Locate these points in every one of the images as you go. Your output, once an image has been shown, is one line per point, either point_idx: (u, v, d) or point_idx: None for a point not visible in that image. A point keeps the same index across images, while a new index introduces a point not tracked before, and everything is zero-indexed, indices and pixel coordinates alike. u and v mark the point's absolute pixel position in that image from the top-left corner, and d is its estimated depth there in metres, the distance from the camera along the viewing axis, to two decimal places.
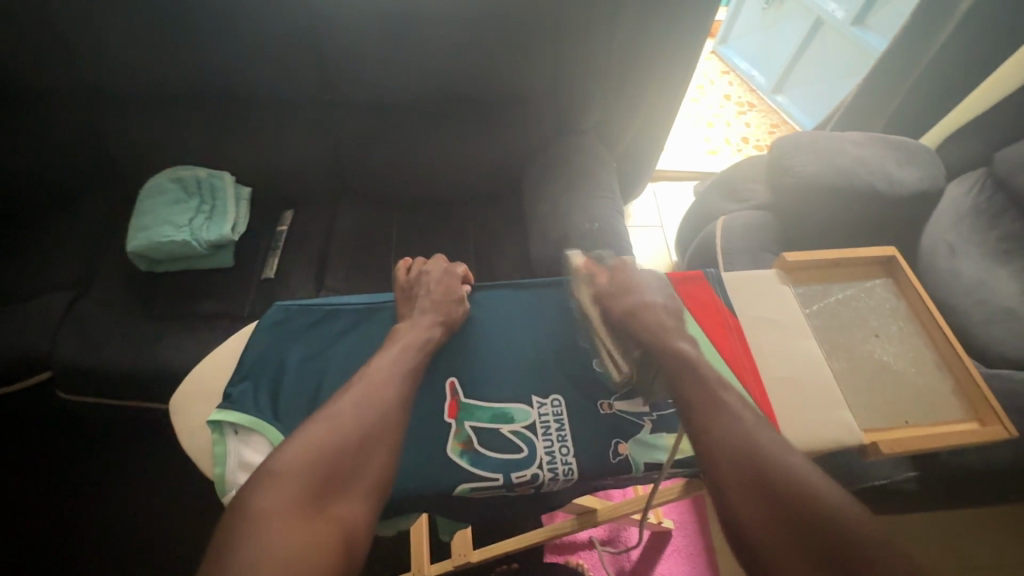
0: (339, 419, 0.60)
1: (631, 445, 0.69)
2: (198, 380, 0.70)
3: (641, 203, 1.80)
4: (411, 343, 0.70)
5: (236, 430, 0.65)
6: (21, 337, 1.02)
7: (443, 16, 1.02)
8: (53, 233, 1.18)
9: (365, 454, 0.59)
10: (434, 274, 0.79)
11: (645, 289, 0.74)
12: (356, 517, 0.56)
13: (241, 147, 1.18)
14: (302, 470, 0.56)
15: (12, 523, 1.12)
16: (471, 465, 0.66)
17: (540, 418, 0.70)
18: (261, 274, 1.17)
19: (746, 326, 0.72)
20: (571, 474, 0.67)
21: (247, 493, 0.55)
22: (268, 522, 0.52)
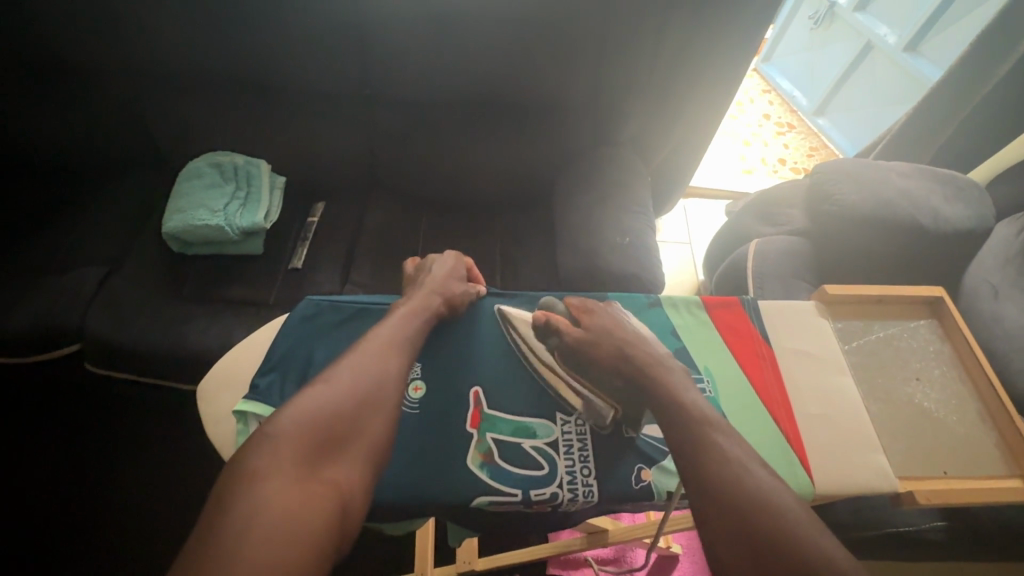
0: (335, 383, 0.59)
1: (654, 471, 0.67)
2: (226, 369, 0.71)
3: (671, 219, 1.77)
4: (410, 316, 0.70)
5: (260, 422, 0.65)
6: (54, 308, 1.04)
7: (491, 19, 1.02)
8: (94, 209, 1.21)
9: (361, 418, 0.58)
10: (447, 263, 0.81)
11: (623, 330, 0.70)
12: (352, 482, 0.54)
13: (280, 137, 1.20)
14: (298, 432, 0.55)
15: (31, 489, 1.15)
16: (490, 478, 0.65)
17: (563, 436, 0.69)
18: (289, 264, 1.17)
19: (780, 357, 0.70)
20: (591, 496, 0.66)
21: (241, 454, 0.52)
22: (262, 481, 0.50)
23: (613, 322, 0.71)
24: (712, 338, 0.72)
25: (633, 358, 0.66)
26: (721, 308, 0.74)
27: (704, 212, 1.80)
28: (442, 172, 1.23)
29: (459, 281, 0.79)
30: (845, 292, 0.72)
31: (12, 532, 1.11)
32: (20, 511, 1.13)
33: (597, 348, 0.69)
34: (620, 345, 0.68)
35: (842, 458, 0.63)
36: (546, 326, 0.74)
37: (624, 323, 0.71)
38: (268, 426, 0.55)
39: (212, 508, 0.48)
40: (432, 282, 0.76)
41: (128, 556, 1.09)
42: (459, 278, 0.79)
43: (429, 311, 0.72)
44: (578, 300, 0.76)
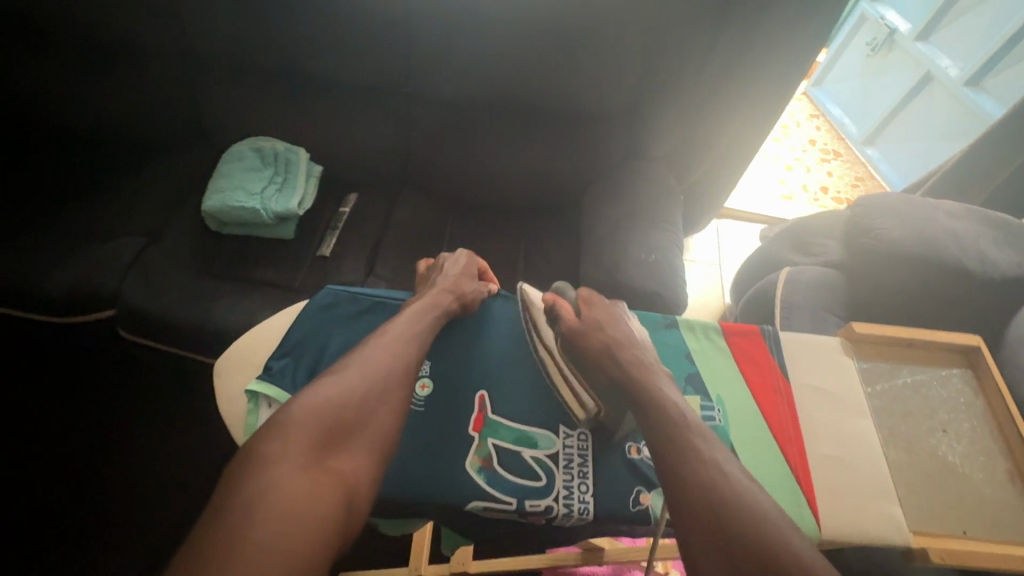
0: (344, 376, 0.61)
1: (654, 496, 0.66)
2: (244, 350, 0.73)
3: (702, 240, 1.74)
4: (420, 311, 0.71)
5: (270, 404, 0.67)
6: (93, 274, 1.09)
7: (535, 26, 1.03)
8: (139, 184, 1.26)
9: (367, 408, 0.59)
10: (463, 262, 0.83)
11: (614, 329, 0.69)
12: (359, 472, 0.55)
13: (321, 128, 1.23)
14: (309, 421, 0.56)
15: (56, 443, 1.21)
16: (486, 484, 0.65)
17: (564, 450, 0.68)
18: (318, 251, 1.20)
19: (798, 392, 0.67)
20: (587, 514, 0.64)
21: (255, 442, 0.54)
22: (271, 465, 0.51)
23: (611, 322, 0.71)
24: (722, 361, 0.70)
25: (621, 359, 0.65)
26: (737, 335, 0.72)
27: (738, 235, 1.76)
28: (474, 174, 1.24)
29: (472, 279, 0.80)
30: (876, 333, 0.70)
31: (34, 485, 1.16)
32: (43, 466, 1.18)
33: (588, 341, 0.69)
34: (609, 346, 0.67)
35: (853, 504, 0.60)
36: (553, 310, 0.76)
37: (621, 320, 0.71)
38: (278, 414, 0.56)
39: (224, 487, 0.49)
40: (445, 280, 0.78)
41: (139, 520, 1.14)
42: (471, 279, 0.80)
43: (439, 306, 0.73)
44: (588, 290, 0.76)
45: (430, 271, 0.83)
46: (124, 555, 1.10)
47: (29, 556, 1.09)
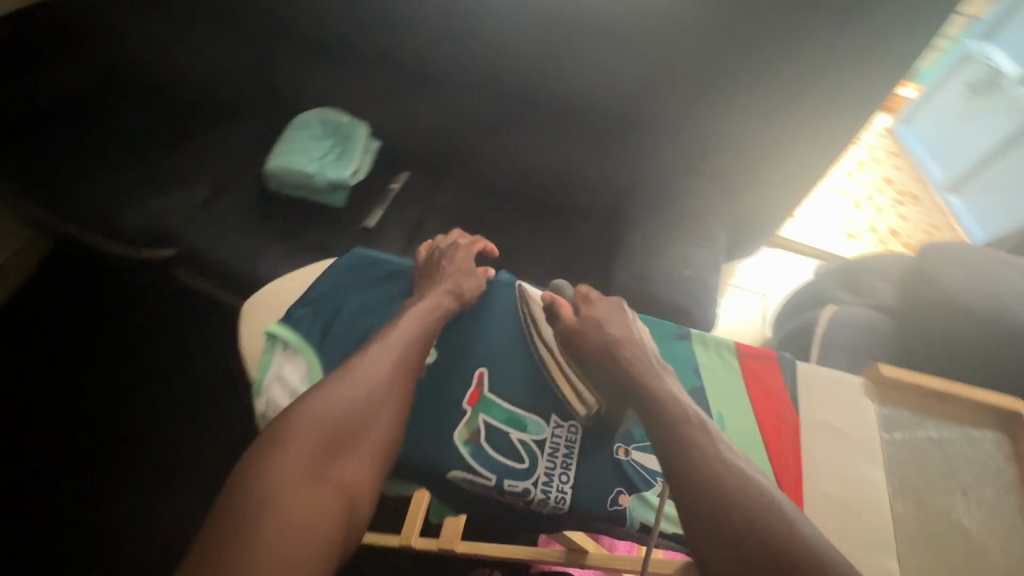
0: (346, 384, 0.59)
1: (633, 499, 0.66)
2: (271, 295, 0.78)
3: (750, 268, 1.67)
4: (425, 315, 0.70)
5: (284, 347, 0.71)
6: (162, 214, 1.19)
7: (606, 27, 1.05)
8: (214, 135, 1.35)
9: (367, 420, 0.58)
10: (465, 251, 0.82)
11: (612, 327, 0.68)
12: (360, 487, 0.54)
13: (386, 106, 1.29)
14: (308, 433, 0.54)
15: (107, 364, 1.32)
16: (469, 456, 0.66)
17: (552, 437, 0.69)
18: (363, 222, 1.26)
19: (806, 430, 0.65)
20: (563, 505, 0.66)
21: (249, 462, 0.51)
22: (274, 487, 0.49)
23: (607, 322, 0.69)
24: (729, 378, 0.68)
25: (620, 352, 0.65)
26: (750, 359, 0.70)
27: (790, 268, 1.68)
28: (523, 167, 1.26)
29: (474, 272, 0.79)
30: (898, 376, 0.66)
31: (86, 396, 1.28)
32: (94, 381, 1.29)
33: (588, 335, 0.68)
34: (615, 338, 0.66)
35: (846, 548, 0.57)
36: (551, 311, 0.74)
37: (617, 320, 0.69)
38: (281, 422, 0.55)
39: (222, 513, 0.47)
40: (445, 279, 0.76)
41: (169, 444, 1.24)
42: (471, 274, 0.79)
43: (441, 308, 0.72)
44: (585, 287, 0.74)
45: (431, 258, 0.81)
46: (152, 474, 1.20)
47: (71, 458, 1.20)
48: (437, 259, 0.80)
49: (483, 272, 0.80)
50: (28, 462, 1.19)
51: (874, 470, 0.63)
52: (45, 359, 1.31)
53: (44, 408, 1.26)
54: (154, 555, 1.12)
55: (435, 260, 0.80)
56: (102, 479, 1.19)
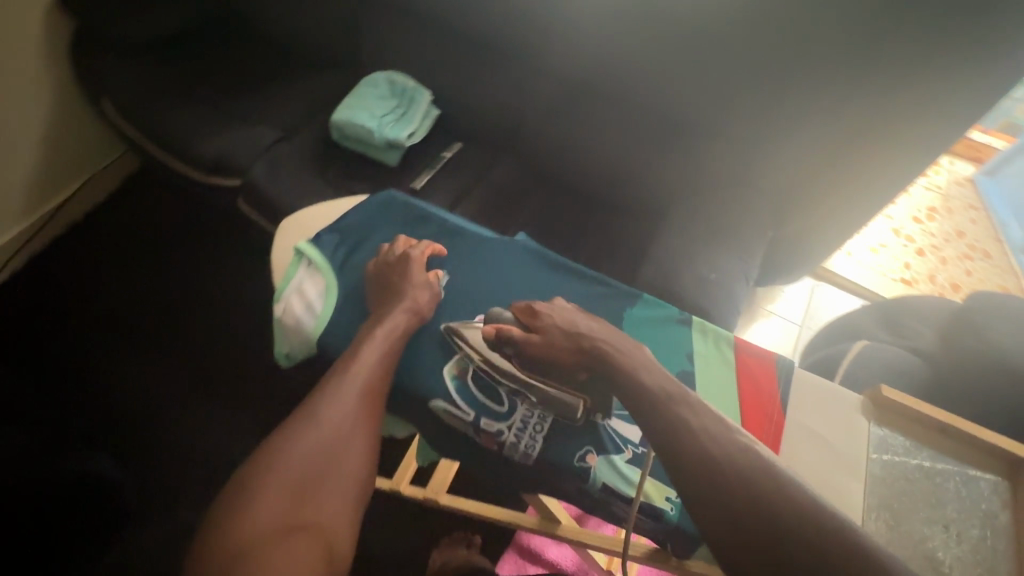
0: (315, 427, 0.63)
1: (601, 460, 0.71)
2: (304, 218, 0.93)
3: (790, 295, 1.62)
4: (385, 342, 0.73)
5: (307, 264, 0.85)
6: (234, 148, 1.29)
7: (676, 24, 1.06)
8: (293, 83, 1.45)
9: (335, 461, 0.62)
10: (411, 262, 0.83)
11: (574, 323, 0.77)
12: (335, 525, 0.58)
13: (452, 77, 1.35)
14: (281, 482, 0.58)
15: (164, 279, 1.46)
16: (453, 389, 0.74)
17: (534, 390, 0.74)
18: (410, 183, 1.31)
19: (790, 428, 0.70)
20: (532, 451, 0.71)
21: (227, 521, 0.55)
22: (252, 545, 0.53)
23: (562, 319, 0.77)
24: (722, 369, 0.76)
25: (586, 343, 0.74)
26: (748, 357, 0.77)
27: (833, 302, 1.62)
28: (573, 154, 1.29)
29: (423, 283, 0.81)
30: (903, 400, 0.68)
31: (142, 309, 1.41)
32: (146, 298, 1.43)
33: (557, 336, 0.76)
34: (580, 333, 0.75)
35: None
36: (499, 337, 0.77)
37: (571, 319, 0.77)
38: (251, 474, 0.59)
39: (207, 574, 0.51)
40: (403, 297, 0.78)
41: (210, 358, 1.37)
42: (424, 283, 0.81)
43: (403, 327, 0.75)
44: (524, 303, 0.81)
45: (378, 275, 0.82)
46: (192, 380, 1.34)
47: (127, 355, 1.36)
48: (380, 284, 0.81)
49: (425, 279, 0.81)
50: (86, 362, 1.34)
51: (844, 473, 0.66)
52: (114, 272, 1.46)
53: (97, 327, 1.38)
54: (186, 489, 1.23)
55: (383, 277, 0.82)
56: (149, 382, 1.33)
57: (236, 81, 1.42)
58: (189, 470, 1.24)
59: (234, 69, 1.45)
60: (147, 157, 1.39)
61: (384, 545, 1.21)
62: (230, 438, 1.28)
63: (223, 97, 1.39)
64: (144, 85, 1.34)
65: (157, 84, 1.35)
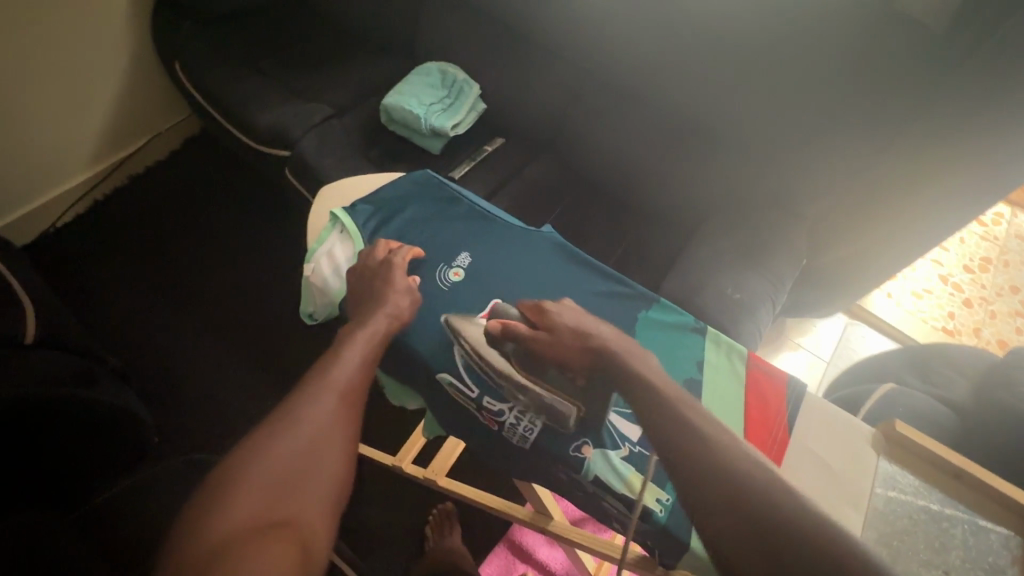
0: (295, 429, 0.65)
1: (595, 452, 0.74)
2: (345, 188, 1.02)
3: (819, 329, 1.57)
4: (365, 346, 0.75)
5: (340, 229, 0.94)
6: (289, 120, 1.35)
7: (733, 40, 1.05)
8: (350, 63, 1.50)
9: (314, 462, 0.63)
10: (393, 268, 0.85)
11: (582, 323, 0.76)
12: (313, 524, 0.60)
13: (505, 73, 1.37)
14: (259, 482, 0.60)
15: (203, 239, 1.53)
16: (461, 366, 0.80)
17: (526, 377, 0.76)
18: (449, 171, 1.34)
19: (792, 448, 0.72)
20: (529, 436, 0.76)
21: (205, 519, 0.56)
22: (229, 543, 0.54)
23: (570, 319, 0.76)
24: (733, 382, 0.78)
25: (596, 343, 0.72)
26: (762, 374, 0.79)
27: (865, 342, 1.55)
28: (614, 160, 1.29)
29: (403, 289, 0.83)
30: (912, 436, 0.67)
31: (179, 267, 1.49)
32: (182, 260, 1.50)
33: (563, 332, 0.75)
34: (587, 332, 0.74)
35: None
36: (502, 333, 0.78)
37: (580, 319, 0.76)
38: (227, 474, 0.60)
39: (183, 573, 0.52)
40: (387, 301, 0.81)
41: (242, 316, 1.43)
42: (405, 287, 0.83)
43: (383, 331, 0.78)
44: (534, 300, 0.81)
45: (359, 280, 0.85)
46: (222, 335, 1.40)
47: (163, 305, 1.43)
48: (362, 289, 0.84)
49: (407, 286, 0.84)
50: (124, 310, 1.41)
51: (829, 491, 0.67)
52: (156, 231, 1.53)
53: (132, 283, 1.45)
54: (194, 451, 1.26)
55: (366, 280, 0.85)
56: (178, 337, 1.39)
57: (297, 57, 1.48)
58: (211, 418, 1.30)
59: (298, 45, 1.51)
60: (207, 120, 1.47)
61: (382, 517, 1.25)
62: (250, 395, 1.34)
63: (284, 70, 1.45)
64: (214, 54, 1.42)
65: (225, 54, 1.43)
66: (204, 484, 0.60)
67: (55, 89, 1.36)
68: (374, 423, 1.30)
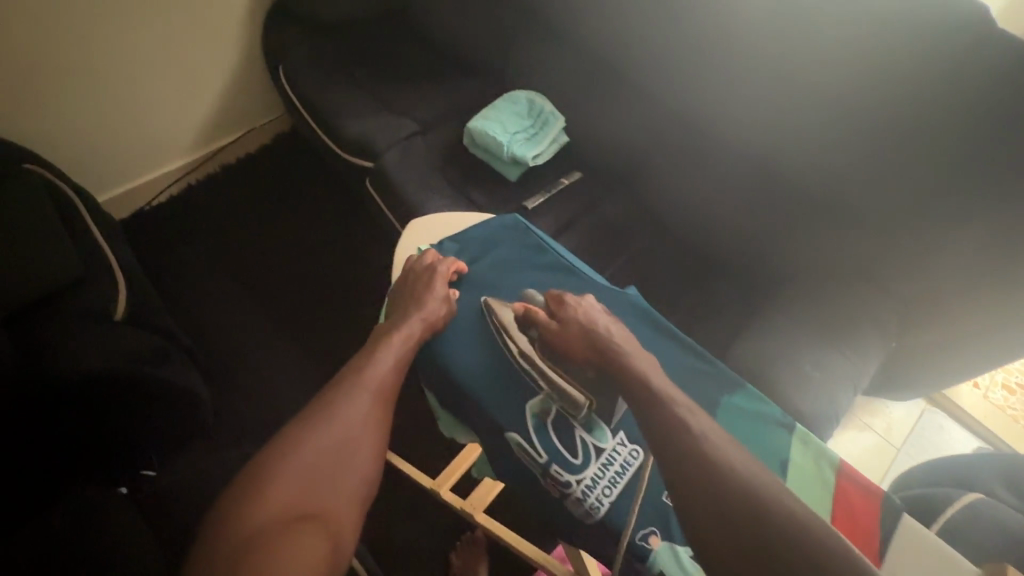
0: (328, 431, 0.76)
1: (662, 545, 0.73)
2: (435, 223, 1.09)
3: (895, 416, 1.46)
4: (397, 351, 0.85)
5: None
6: (375, 133, 1.39)
7: (844, 105, 0.99)
8: (438, 81, 1.52)
9: (341, 461, 0.74)
10: (436, 276, 0.92)
11: (593, 320, 0.84)
12: (340, 515, 0.70)
13: (591, 109, 1.36)
14: (294, 476, 0.71)
15: (278, 232, 1.60)
16: (531, 426, 0.81)
17: (610, 450, 0.79)
18: (524, 201, 1.34)
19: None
20: (596, 511, 0.75)
21: (249, 505, 0.66)
22: (266, 527, 0.65)
23: (583, 314, 0.85)
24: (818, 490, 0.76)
25: (602, 344, 0.81)
26: (851, 486, 0.76)
27: (944, 436, 1.44)
28: (694, 210, 1.25)
29: (440, 297, 0.90)
30: None
31: (251, 255, 1.56)
32: (253, 246, 1.57)
33: (573, 326, 0.84)
34: (598, 331, 0.83)
35: None
36: (525, 317, 0.87)
37: (592, 317, 0.85)
38: (268, 466, 0.71)
39: (228, 549, 0.62)
40: (421, 310, 0.89)
41: (306, 313, 1.48)
42: (441, 294, 0.91)
43: (417, 335, 0.87)
44: (557, 291, 0.90)
45: (403, 288, 0.93)
46: (286, 330, 1.45)
47: (233, 289, 1.50)
48: (404, 294, 0.93)
49: (445, 296, 0.91)
50: (196, 286, 1.50)
51: None
52: (234, 215, 1.62)
53: (206, 263, 1.54)
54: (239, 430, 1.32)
55: (409, 283, 0.94)
56: (242, 323, 1.45)
57: (390, 71, 1.53)
58: (266, 410, 1.35)
59: (390, 58, 1.55)
60: (300, 121, 1.53)
61: (412, 537, 1.24)
62: (304, 392, 1.37)
63: (376, 83, 1.49)
64: (313, 61, 1.48)
65: (324, 63, 1.49)
66: (247, 472, 0.71)
67: (170, 79, 1.47)
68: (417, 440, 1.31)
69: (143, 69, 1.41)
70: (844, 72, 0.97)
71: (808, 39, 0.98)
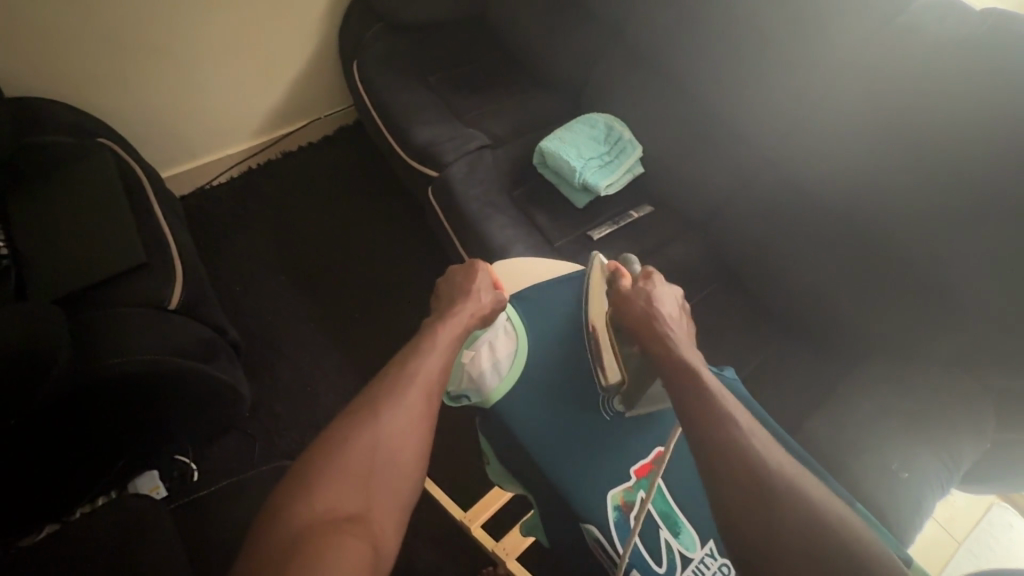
0: (375, 427, 0.71)
1: None
2: (512, 267, 1.02)
3: (957, 505, 1.36)
4: (447, 345, 0.83)
5: (506, 322, 0.93)
6: (443, 142, 1.35)
7: (975, 178, 0.87)
8: (516, 96, 1.48)
9: (386, 461, 0.69)
10: (477, 269, 0.92)
11: (662, 304, 0.85)
12: (382, 521, 0.66)
13: (676, 145, 1.29)
14: (340, 476, 0.66)
15: (336, 230, 1.58)
16: (612, 523, 0.78)
17: (697, 562, 0.77)
18: (589, 230, 1.28)
19: None
20: None
21: (294, 505, 0.63)
22: (311, 528, 0.61)
23: (656, 296, 0.86)
24: None
25: (655, 327, 0.81)
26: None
27: (1010, 536, 1.32)
28: (774, 264, 1.16)
29: (485, 288, 0.90)
30: None
31: (305, 249, 1.55)
32: (309, 237, 1.57)
33: (640, 299, 0.85)
34: (660, 313, 0.83)
35: None
36: (612, 276, 0.91)
37: (663, 302, 0.85)
38: (313, 463, 0.67)
39: (271, 551, 0.58)
40: (470, 302, 0.88)
41: (353, 315, 1.45)
42: (486, 286, 0.91)
43: (462, 326, 0.86)
44: (650, 268, 0.91)
45: (446, 286, 0.93)
46: (329, 329, 1.43)
47: (282, 279, 1.50)
48: (449, 288, 0.92)
49: (491, 288, 0.91)
50: (245, 271, 1.50)
51: None
52: (292, 203, 1.62)
53: (258, 248, 1.54)
54: (270, 420, 1.31)
55: (453, 279, 0.93)
56: (286, 316, 1.44)
57: (466, 80, 1.49)
58: (300, 411, 1.32)
59: (469, 67, 1.52)
60: (368, 118, 1.50)
61: (433, 567, 1.19)
62: (338, 397, 1.34)
63: (451, 91, 1.46)
64: (391, 62, 1.45)
65: (400, 63, 1.45)
66: (291, 469, 0.67)
67: (242, 60, 1.46)
68: (449, 466, 1.27)
69: (220, 48, 1.40)
70: (984, 146, 0.85)
71: (946, 101, 0.88)
